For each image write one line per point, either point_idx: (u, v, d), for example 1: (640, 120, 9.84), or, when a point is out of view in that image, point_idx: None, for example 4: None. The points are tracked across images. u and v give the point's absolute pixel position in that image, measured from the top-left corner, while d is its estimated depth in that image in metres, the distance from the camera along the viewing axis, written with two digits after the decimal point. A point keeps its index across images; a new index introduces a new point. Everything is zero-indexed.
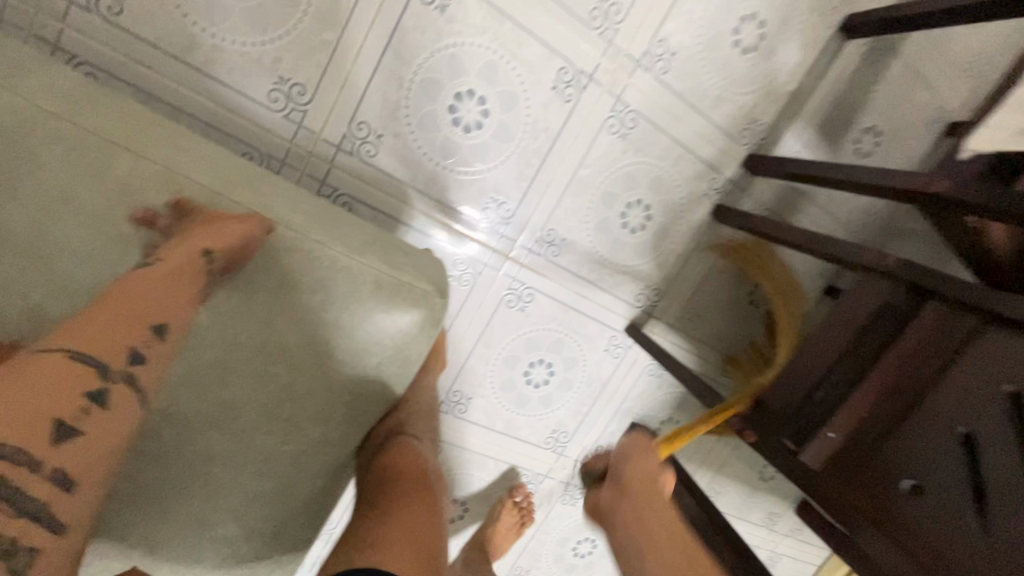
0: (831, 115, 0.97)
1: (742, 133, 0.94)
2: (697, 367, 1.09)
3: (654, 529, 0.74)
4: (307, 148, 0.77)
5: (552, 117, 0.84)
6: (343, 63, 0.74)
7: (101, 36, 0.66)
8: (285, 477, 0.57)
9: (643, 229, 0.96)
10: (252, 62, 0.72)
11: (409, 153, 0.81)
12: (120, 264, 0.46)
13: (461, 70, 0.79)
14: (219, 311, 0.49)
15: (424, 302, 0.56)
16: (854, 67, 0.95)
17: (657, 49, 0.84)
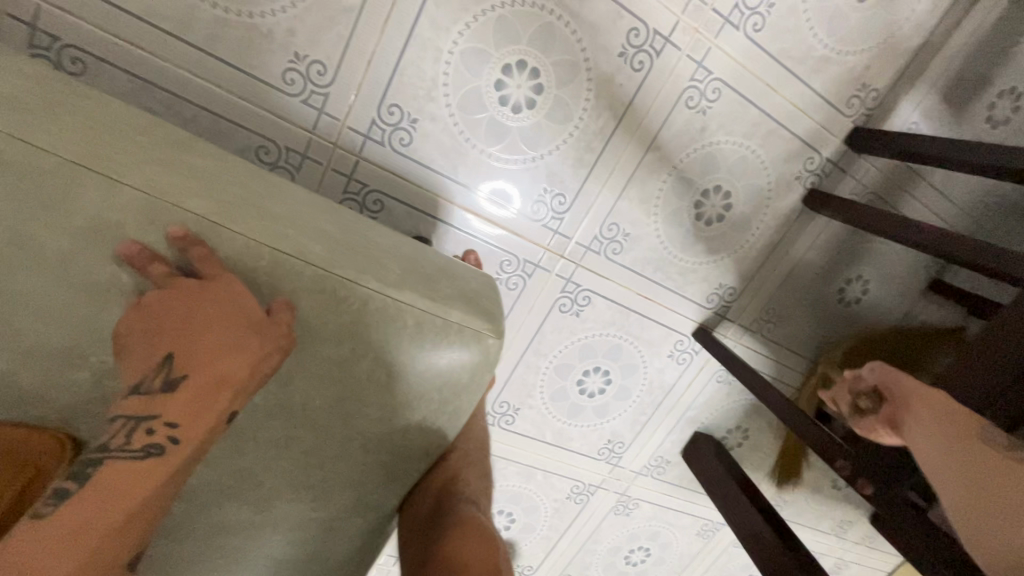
0: (961, 76, 0.79)
1: (847, 102, 0.77)
2: (770, 373, 0.96)
3: (932, 420, 0.51)
4: (331, 139, 0.66)
5: (619, 91, 0.70)
6: (368, 34, 0.62)
7: (84, 11, 0.56)
8: (316, 544, 0.48)
9: (721, 220, 0.81)
10: (261, 37, 0.60)
11: (449, 139, 0.69)
12: (100, 316, 0.36)
13: (511, 37, 0.65)
14: None
15: (477, 342, 0.45)
16: (996, 13, 0.76)
17: (750, 1, 0.68)
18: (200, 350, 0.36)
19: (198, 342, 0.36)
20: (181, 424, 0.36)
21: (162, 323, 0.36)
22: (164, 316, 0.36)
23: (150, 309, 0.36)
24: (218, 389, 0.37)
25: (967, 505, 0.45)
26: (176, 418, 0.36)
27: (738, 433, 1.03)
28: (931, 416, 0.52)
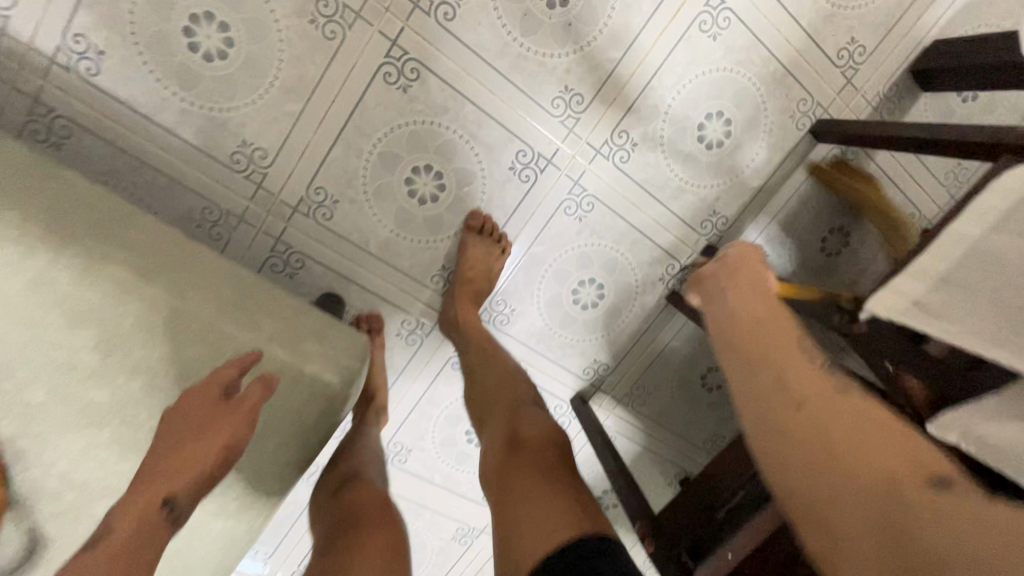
0: (796, 213, 0.97)
1: (702, 223, 0.94)
2: (640, 443, 1.11)
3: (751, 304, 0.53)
4: (266, 207, 0.81)
5: (508, 195, 0.87)
6: (304, 132, 0.78)
7: (77, 92, 0.71)
8: (184, 541, 0.61)
9: (595, 306, 0.97)
10: (218, 125, 0.76)
11: (365, 219, 0.84)
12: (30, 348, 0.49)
13: (421, 147, 0.81)
14: (125, 397, 0.52)
15: (325, 391, 0.58)
16: (822, 169, 0.94)
17: (618, 139, 0.86)
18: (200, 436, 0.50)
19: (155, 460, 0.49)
20: (116, 523, 0.46)
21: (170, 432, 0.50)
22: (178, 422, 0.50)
23: (98, 352, 0.50)
24: (151, 483, 0.48)
25: (767, 452, 0.43)
26: (116, 521, 0.46)
27: (613, 494, 1.15)
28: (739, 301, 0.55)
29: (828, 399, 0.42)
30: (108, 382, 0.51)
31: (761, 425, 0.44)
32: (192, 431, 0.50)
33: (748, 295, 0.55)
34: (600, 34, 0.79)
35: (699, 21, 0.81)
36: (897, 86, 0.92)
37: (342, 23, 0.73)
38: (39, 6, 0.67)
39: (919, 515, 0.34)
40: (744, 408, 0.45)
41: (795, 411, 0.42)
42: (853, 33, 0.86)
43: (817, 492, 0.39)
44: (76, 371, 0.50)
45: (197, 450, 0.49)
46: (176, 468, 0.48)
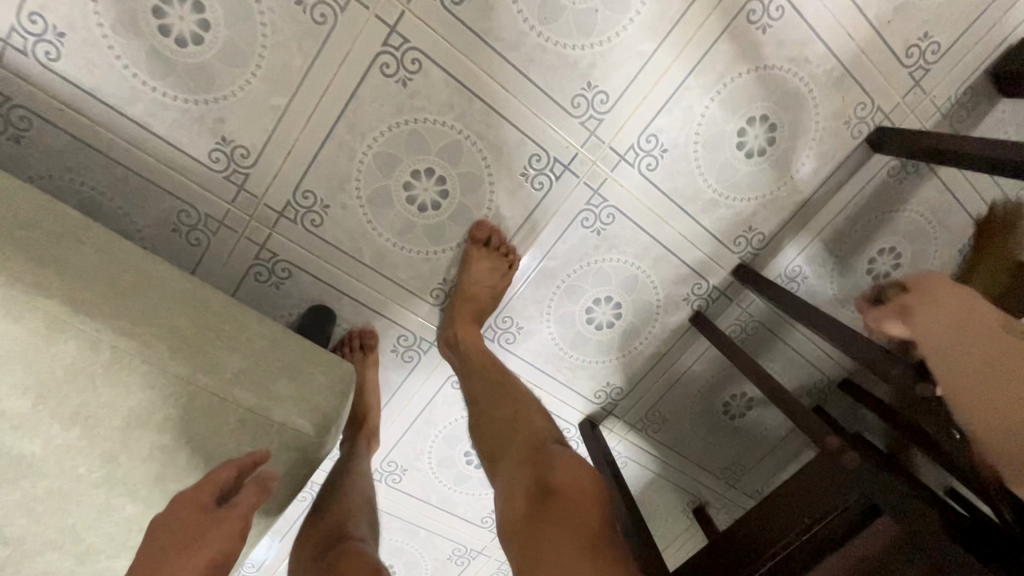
0: (843, 232, 0.86)
1: (735, 240, 0.84)
2: (653, 470, 1.02)
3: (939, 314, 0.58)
4: (250, 210, 0.73)
5: (519, 204, 0.78)
6: (291, 129, 0.69)
7: (35, 79, 0.63)
8: None
9: (611, 326, 0.88)
10: (195, 119, 0.67)
11: (358, 226, 0.76)
12: None
13: (423, 148, 0.72)
14: (61, 448, 0.45)
15: (297, 441, 0.51)
16: (876, 182, 0.83)
17: (646, 144, 0.76)
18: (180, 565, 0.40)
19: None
20: None
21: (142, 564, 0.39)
22: (150, 548, 0.40)
23: (27, 398, 0.43)
24: None
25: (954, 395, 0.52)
26: None
27: None
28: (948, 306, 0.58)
29: (1000, 343, 0.50)
30: (43, 432, 0.44)
31: (946, 360, 0.54)
32: (166, 563, 0.40)
33: (956, 298, 0.58)
34: (631, 23, 0.68)
35: (748, 11, 0.69)
36: (972, 90, 0.79)
37: (333, 4, 0.63)
38: None
39: (992, 358, 0.50)
40: (943, 358, 0.55)
41: (982, 375, 0.49)
42: (927, 27, 0.74)
43: (988, 399, 0.48)
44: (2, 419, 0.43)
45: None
46: None
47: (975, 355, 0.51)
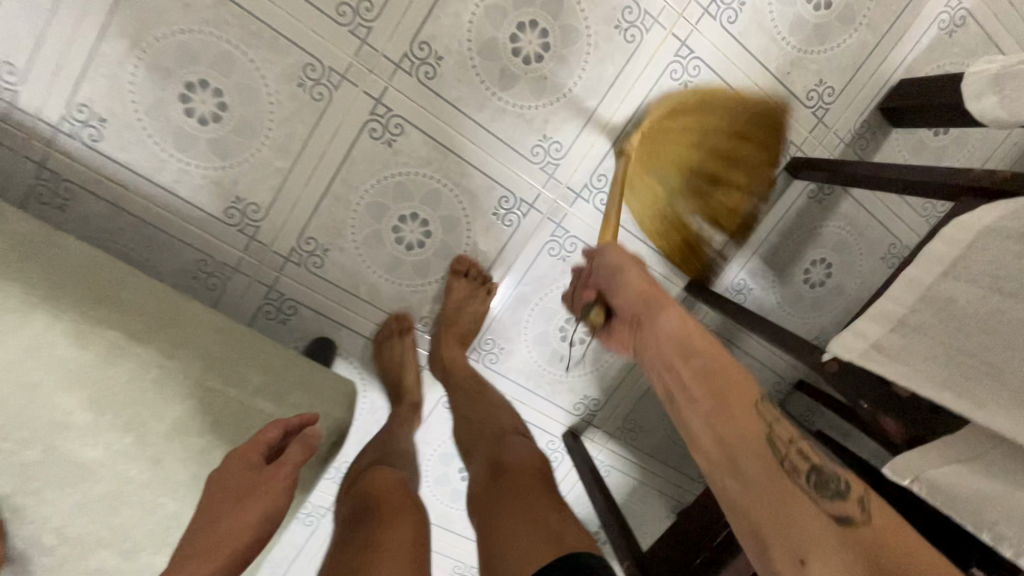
0: (778, 247, 0.99)
1: (684, 260, 0.96)
2: (634, 476, 1.10)
3: (670, 337, 0.61)
4: (259, 257, 0.84)
5: (493, 238, 0.90)
6: (294, 187, 0.82)
7: (80, 158, 0.76)
8: None
9: (582, 342, 0.98)
10: (214, 184, 0.80)
11: (353, 265, 0.87)
12: (25, 411, 0.51)
13: (407, 197, 0.85)
14: (117, 454, 0.54)
15: None
16: (800, 203, 0.96)
17: (597, 182, 0.89)
18: (245, 505, 0.53)
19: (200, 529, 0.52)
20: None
21: (214, 502, 0.53)
22: (214, 494, 0.53)
23: (91, 413, 0.53)
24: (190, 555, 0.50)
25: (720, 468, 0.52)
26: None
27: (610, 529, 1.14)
28: (664, 338, 0.61)
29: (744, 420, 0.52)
30: (102, 440, 0.54)
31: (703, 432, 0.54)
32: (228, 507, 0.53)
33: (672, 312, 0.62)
34: (575, 86, 0.83)
35: (670, 71, 0.85)
36: (870, 123, 0.94)
37: (328, 84, 0.78)
38: (45, 80, 0.72)
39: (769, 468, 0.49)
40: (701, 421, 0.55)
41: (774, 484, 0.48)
42: (821, 75, 0.89)
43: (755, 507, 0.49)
44: (71, 432, 0.53)
45: (238, 519, 0.52)
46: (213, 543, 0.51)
47: (734, 433, 0.52)
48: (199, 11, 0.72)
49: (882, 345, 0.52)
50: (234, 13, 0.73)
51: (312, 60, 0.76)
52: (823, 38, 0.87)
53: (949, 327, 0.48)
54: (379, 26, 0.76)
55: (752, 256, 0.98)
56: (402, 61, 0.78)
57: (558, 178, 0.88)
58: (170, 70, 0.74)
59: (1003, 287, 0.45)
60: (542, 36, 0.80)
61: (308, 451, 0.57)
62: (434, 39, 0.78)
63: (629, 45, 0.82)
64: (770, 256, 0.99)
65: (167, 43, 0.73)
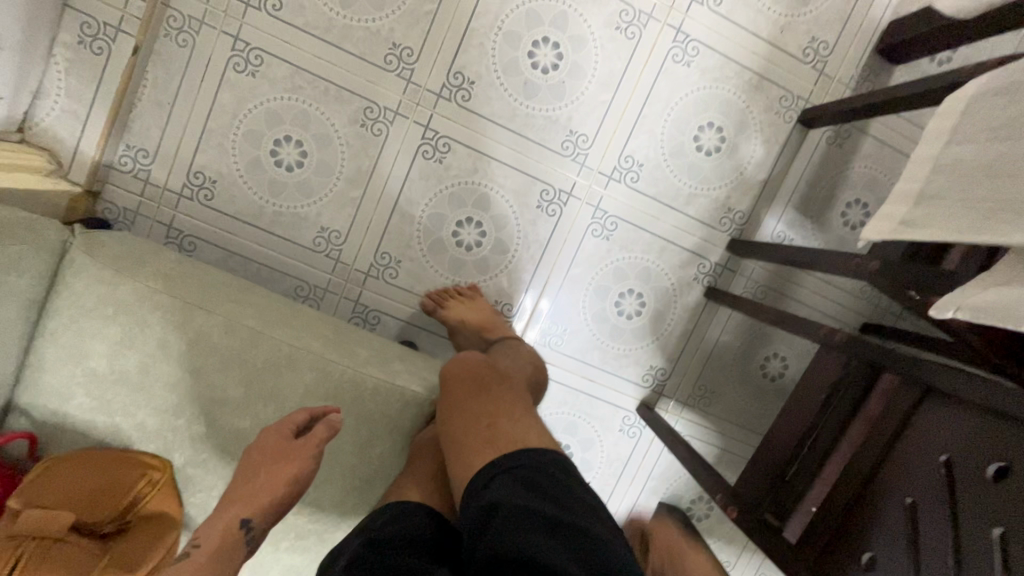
0: (809, 195, 1.04)
1: (721, 221, 1.03)
2: (716, 443, 1.12)
3: None
4: (343, 276, 0.97)
5: (541, 229, 1.00)
6: (365, 212, 0.96)
7: (198, 216, 0.93)
8: (315, 545, 0.73)
9: (639, 314, 1.05)
10: (302, 220, 0.95)
11: (423, 272, 0.99)
12: (193, 391, 0.64)
13: (460, 204, 0.97)
14: (262, 421, 0.66)
15: (414, 400, 0.69)
16: (820, 150, 1.02)
17: (625, 163, 0.99)
18: (274, 466, 0.61)
19: (240, 481, 0.62)
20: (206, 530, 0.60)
21: (251, 464, 0.62)
22: (249, 457, 0.62)
23: (240, 390, 0.65)
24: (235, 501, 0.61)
25: None
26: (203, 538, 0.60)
27: (703, 503, 1.14)
28: None
29: None
30: (250, 412, 0.66)
31: None
32: (263, 466, 0.62)
33: None
34: (590, 84, 0.95)
35: (672, 55, 0.96)
36: (873, 65, 1.00)
37: (384, 121, 0.93)
38: (171, 158, 0.91)
39: None
40: None
41: None
42: (812, 32, 0.98)
43: None
44: (226, 407, 0.65)
45: (268, 481, 0.61)
46: (250, 494, 0.61)
47: None
48: (281, 82, 0.90)
49: (909, 219, 0.57)
50: (307, 79, 0.91)
51: (370, 104, 0.92)
52: (805, 1, 0.97)
53: (961, 183, 0.53)
54: (419, 66, 0.92)
55: (787, 208, 1.03)
56: (442, 90, 0.93)
57: (590, 165, 0.98)
58: (261, 133, 0.91)
59: (1000, 135, 0.51)
60: (555, 48, 0.94)
61: (333, 430, 0.63)
62: (466, 68, 0.93)
63: (632, 41, 0.95)
64: (804, 205, 1.04)
65: (258, 111, 0.91)
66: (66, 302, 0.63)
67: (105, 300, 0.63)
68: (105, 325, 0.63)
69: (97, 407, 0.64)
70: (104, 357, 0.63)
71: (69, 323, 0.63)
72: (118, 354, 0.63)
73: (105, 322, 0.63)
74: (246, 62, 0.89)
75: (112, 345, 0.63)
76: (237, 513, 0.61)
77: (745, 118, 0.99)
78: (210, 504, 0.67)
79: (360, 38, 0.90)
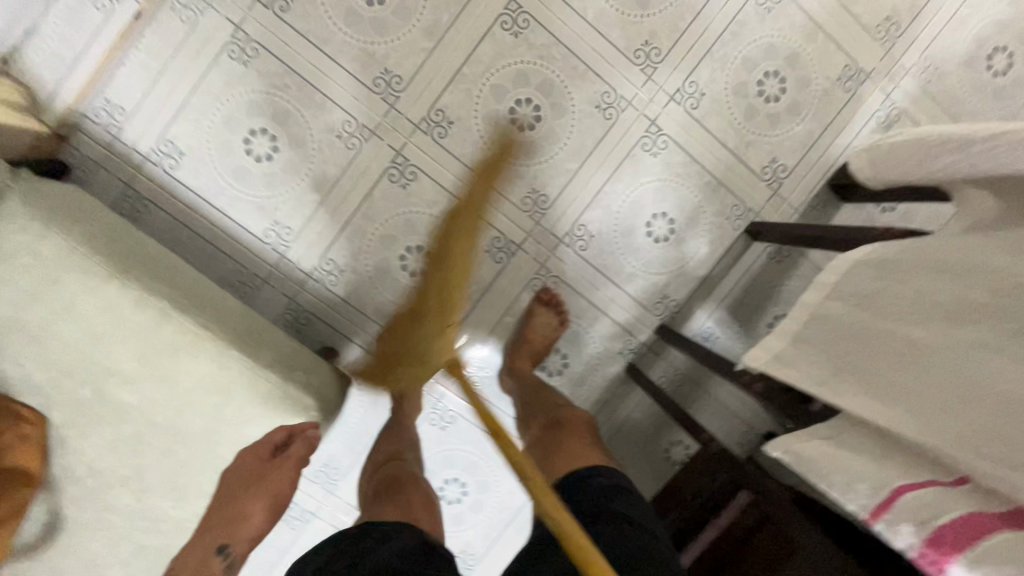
0: (741, 301, 1.09)
1: (655, 305, 1.08)
2: None
3: None
4: (284, 272, 1.00)
5: (486, 270, 1.03)
6: (322, 217, 0.99)
7: (157, 181, 0.95)
8: (171, 533, 0.72)
9: (559, 374, 1.08)
10: (259, 210, 0.97)
11: (364, 286, 1.02)
12: (88, 356, 0.66)
13: (413, 231, 1.01)
14: (148, 399, 0.68)
15: (306, 412, 0.71)
16: (760, 262, 1.08)
17: (578, 231, 1.04)
18: (252, 489, 0.73)
19: (225, 499, 0.73)
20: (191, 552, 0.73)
21: (232, 485, 0.72)
22: (227, 480, 0.72)
23: (135, 365, 0.67)
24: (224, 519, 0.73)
25: None
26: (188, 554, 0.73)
27: None
28: None
29: None
30: (139, 389, 0.67)
31: None
32: (243, 490, 0.73)
33: None
34: (561, 150, 1.01)
35: (642, 143, 1.02)
36: (823, 196, 1.06)
37: (360, 138, 0.97)
38: (145, 122, 0.93)
39: None
40: None
41: None
42: (775, 154, 1.05)
43: None
44: (117, 379, 0.67)
45: (250, 501, 0.73)
46: (229, 523, 0.73)
47: None
48: (270, 77, 0.94)
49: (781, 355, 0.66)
50: (295, 81, 0.94)
51: (350, 118, 0.96)
52: (774, 124, 1.04)
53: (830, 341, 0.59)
54: (406, 94, 0.96)
55: (719, 308, 1.09)
56: (421, 123, 0.97)
57: (544, 223, 1.03)
58: (239, 120, 0.94)
59: None
60: (535, 111, 0.99)
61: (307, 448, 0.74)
62: (448, 108, 0.97)
63: (608, 121, 1.00)
64: (736, 309, 1.09)
65: (241, 99, 0.94)
66: None
67: (19, 248, 0.63)
68: (18, 273, 0.65)
69: None
70: (5, 302, 0.64)
71: None
72: (19, 303, 0.64)
73: (13, 269, 0.64)
74: (241, 52, 0.92)
75: (16, 292, 0.64)
76: (217, 537, 0.73)
77: (698, 216, 1.05)
78: (76, 469, 0.68)
79: (355, 57, 0.95)
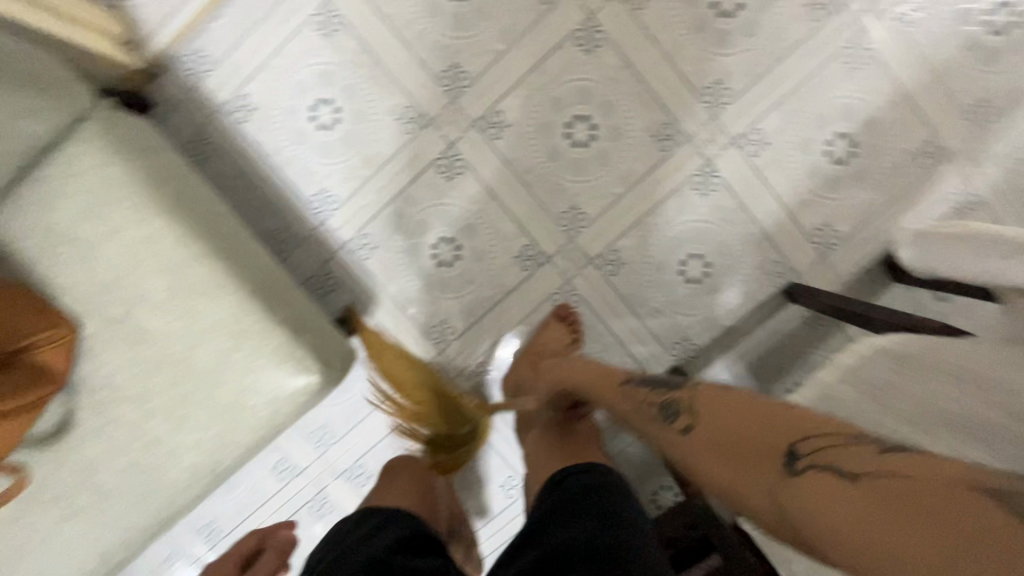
0: (763, 360, 1.05)
1: (673, 345, 1.05)
2: None
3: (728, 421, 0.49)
4: (322, 237, 1.04)
5: (512, 274, 1.04)
6: (366, 192, 1.02)
7: (225, 131, 1.01)
8: (159, 460, 0.75)
9: None
10: (310, 175, 1.02)
11: (391, 266, 1.04)
12: (125, 277, 0.72)
13: (448, 222, 1.03)
14: (169, 330, 0.72)
15: (306, 373, 0.74)
16: (792, 325, 1.04)
17: (610, 255, 1.03)
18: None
19: None
20: None
21: None
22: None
23: (165, 295, 0.72)
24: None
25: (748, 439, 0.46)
26: None
27: None
28: None
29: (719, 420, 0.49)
30: (164, 318, 0.72)
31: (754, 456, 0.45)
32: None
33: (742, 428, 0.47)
34: (609, 173, 1.00)
35: (692, 181, 1.00)
36: (873, 272, 1.01)
37: (417, 124, 1.00)
38: (226, 74, 0.99)
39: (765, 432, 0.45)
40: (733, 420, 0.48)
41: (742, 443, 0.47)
42: (830, 218, 1.00)
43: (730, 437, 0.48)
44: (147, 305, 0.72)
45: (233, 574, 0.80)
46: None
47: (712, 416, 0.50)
48: (346, 53, 0.98)
49: None
50: (368, 60, 0.98)
51: (411, 104, 0.99)
52: (835, 188, 0.99)
53: None
54: (469, 91, 0.99)
55: (738, 362, 1.05)
56: (478, 121, 0.99)
57: (577, 241, 1.03)
58: (309, 87, 0.99)
59: None
60: (591, 129, 0.99)
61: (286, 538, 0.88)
62: (507, 111, 0.99)
63: (662, 153, 0.99)
64: (756, 368, 1.05)
65: (315, 68, 0.99)
66: (65, 161, 0.72)
67: (95, 173, 0.71)
68: (85, 191, 0.71)
69: (43, 253, 0.72)
70: (70, 217, 0.71)
71: (58, 177, 0.72)
72: (82, 220, 0.71)
73: (85, 190, 0.71)
74: (325, 25, 0.97)
75: (81, 210, 0.71)
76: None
77: (736, 265, 1.02)
78: (93, 379, 0.73)
79: (429, 47, 0.98)
